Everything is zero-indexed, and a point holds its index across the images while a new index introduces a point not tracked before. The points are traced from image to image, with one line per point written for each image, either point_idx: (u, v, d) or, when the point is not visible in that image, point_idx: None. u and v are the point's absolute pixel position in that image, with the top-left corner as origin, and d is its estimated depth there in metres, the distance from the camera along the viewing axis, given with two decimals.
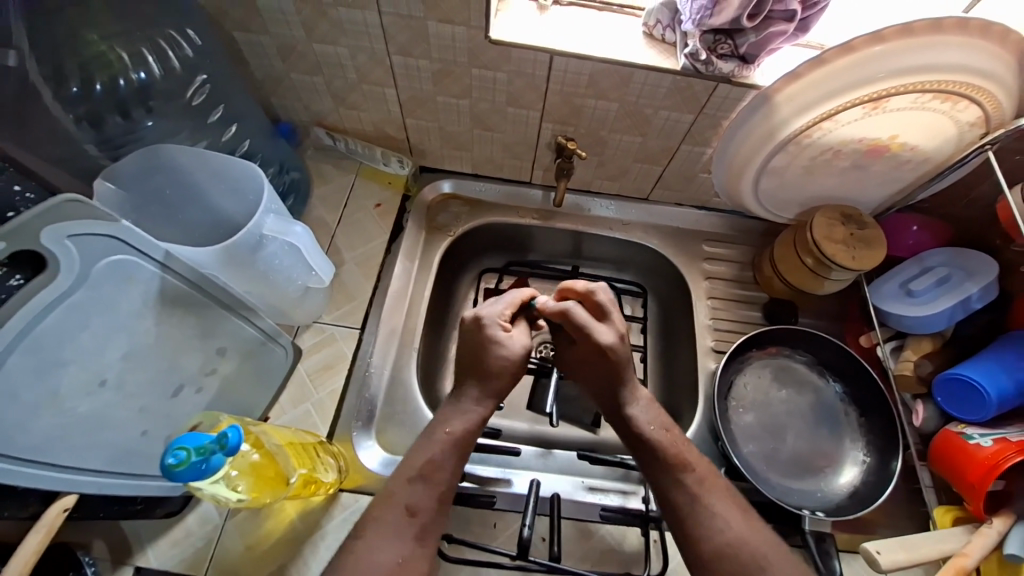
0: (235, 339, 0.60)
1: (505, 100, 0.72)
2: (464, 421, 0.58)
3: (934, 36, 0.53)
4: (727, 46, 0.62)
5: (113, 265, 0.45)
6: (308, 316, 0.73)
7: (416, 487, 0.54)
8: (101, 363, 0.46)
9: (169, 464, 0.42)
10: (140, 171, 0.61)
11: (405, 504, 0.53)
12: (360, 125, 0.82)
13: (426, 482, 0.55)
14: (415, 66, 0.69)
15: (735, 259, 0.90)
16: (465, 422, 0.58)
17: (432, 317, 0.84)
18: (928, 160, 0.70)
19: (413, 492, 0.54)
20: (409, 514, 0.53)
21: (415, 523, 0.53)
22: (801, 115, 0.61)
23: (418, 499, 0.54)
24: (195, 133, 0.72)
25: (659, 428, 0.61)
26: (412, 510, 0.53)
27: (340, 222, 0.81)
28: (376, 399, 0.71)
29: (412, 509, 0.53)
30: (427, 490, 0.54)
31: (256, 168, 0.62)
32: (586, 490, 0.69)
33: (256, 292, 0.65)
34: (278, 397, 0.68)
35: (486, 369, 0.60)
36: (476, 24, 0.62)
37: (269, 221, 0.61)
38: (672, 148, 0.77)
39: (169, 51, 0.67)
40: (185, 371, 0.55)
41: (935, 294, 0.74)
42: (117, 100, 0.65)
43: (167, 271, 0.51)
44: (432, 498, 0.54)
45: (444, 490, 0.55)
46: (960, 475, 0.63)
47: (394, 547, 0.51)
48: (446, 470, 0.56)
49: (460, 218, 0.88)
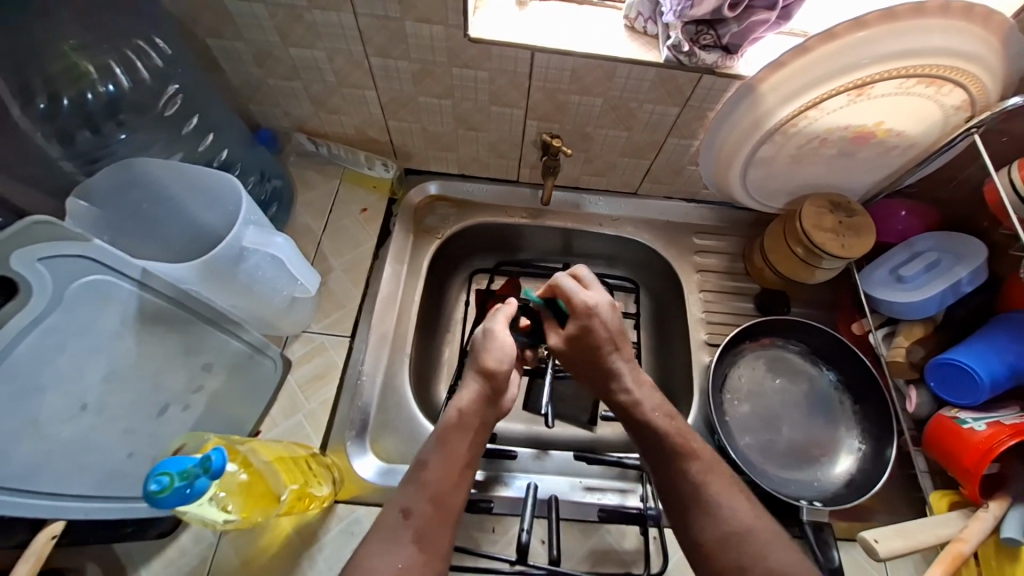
0: (221, 354, 0.59)
1: (488, 98, 0.71)
2: (444, 416, 0.57)
3: (917, 20, 0.52)
4: (709, 37, 0.61)
5: (90, 286, 0.44)
6: (295, 325, 0.70)
7: (410, 489, 0.52)
8: (81, 386, 0.45)
9: (151, 490, 0.40)
10: (115, 187, 0.59)
11: (400, 507, 0.51)
12: (342, 130, 0.80)
13: (417, 484, 0.52)
14: (395, 67, 0.67)
15: (727, 251, 0.90)
16: (445, 420, 0.57)
17: (423, 320, 0.83)
18: (915, 145, 0.69)
19: (407, 495, 0.52)
20: (404, 516, 0.50)
21: (410, 526, 0.50)
22: (786, 104, 0.60)
23: (411, 501, 0.51)
24: (170, 146, 0.71)
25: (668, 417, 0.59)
26: (406, 514, 0.51)
27: (326, 229, 0.80)
28: (369, 407, 0.70)
29: (408, 511, 0.51)
30: (419, 490, 0.52)
31: (235, 179, 0.60)
32: (584, 491, 0.69)
33: (242, 306, 0.63)
34: (269, 411, 0.66)
35: (477, 349, 0.61)
36: (453, 23, 0.60)
37: (250, 232, 0.60)
38: (658, 142, 0.77)
39: (137, 61, 0.65)
40: (170, 390, 0.54)
41: (926, 279, 0.74)
42: (85, 114, 0.63)
43: (146, 289, 0.50)
44: (425, 497, 0.51)
45: (438, 490, 0.52)
46: (955, 459, 0.64)
47: (394, 553, 0.48)
48: (434, 471, 0.53)
49: (448, 220, 0.87)
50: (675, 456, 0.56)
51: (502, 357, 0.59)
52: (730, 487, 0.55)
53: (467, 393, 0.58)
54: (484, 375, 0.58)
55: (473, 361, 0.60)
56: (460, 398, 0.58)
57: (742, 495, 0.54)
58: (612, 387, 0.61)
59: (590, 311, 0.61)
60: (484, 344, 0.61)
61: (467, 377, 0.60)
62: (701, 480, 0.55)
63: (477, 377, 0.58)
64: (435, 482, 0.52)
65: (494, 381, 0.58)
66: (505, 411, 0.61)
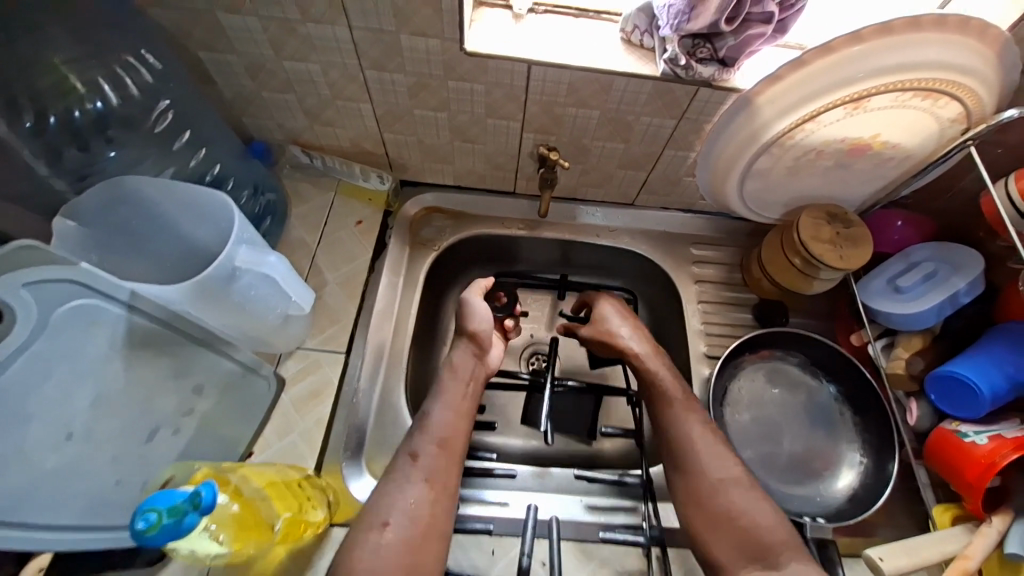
0: (213, 374, 0.58)
1: (484, 111, 0.71)
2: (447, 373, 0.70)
3: (913, 34, 0.52)
4: (706, 50, 0.61)
5: (77, 311, 0.43)
6: (289, 342, 0.69)
7: (416, 437, 0.63)
8: (68, 413, 0.43)
9: (139, 529, 0.39)
10: (103, 206, 0.57)
11: (410, 451, 0.62)
12: (337, 142, 0.79)
13: (424, 432, 0.63)
14: (390, 80, 0.67)
15: (724, 261, 0.90)
16: (446, 377, 0.69)
17: (420, 333, 0.82)
18: (911, 156, 0.69)
19: (415, 441, 0.62)
20: (414, 458, 0.61)
21: (418, 466, 0.60)
22: (783, 117, 0.60)
23: (419, 447, 0.62)
24: (160, 162, 0.69)
25: (674, 381, 0.70)
26: (415, 456, 0.61)
27: (320, 242, 0.79)
28: (366, 424, 0.69)
29: (417, 455, 0.61)
30: (426, 436, 0.63)
31: (228, 198, 0.59)
32: (586, 511, 0.68)
33: (234, 326, 0.61)
34: (262, 431, 0.65)
35: (463, 317, 0.74)
36: (449, 36, 0.60)
37: (242, 252, 0.59)
38: (655, 154, 0.76)
39: (125, 77, 0.64)
40: (161, 413, 0.53)
41: (923, 290, 0.74)
42: (72, 131, 0.61)
43: (134, 312, 0.49)
44: (432, 444, 0.62)
45: (442, 437, 0.63)
46: (958, 473, 0.63)
47: (408, 487, 0.58)
48: (438, 421, 0.64)
49: (445, 232, 0.86)
50: (676, 406, 0.68)
51: (480, 321, 0.72)
52: (713, 439, 0.66)
53: (466, 357, 0.71)
54: (479, 339, 0.72)
55: (462, 329, 0.73)
56: (457, 358, 0.71)
57: (723, 448, 0.65)
58: (621, 351, 0.74)
59: (603, 304, 0.79)
60: (468, 316, 0.73)
61: (459, 343, 0.73)
62: (692, 436, 0.66)
63: (465, 340, 0.72)
64: (440, 430, 0.64)
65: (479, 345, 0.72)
66: (491, 367, 0.73)
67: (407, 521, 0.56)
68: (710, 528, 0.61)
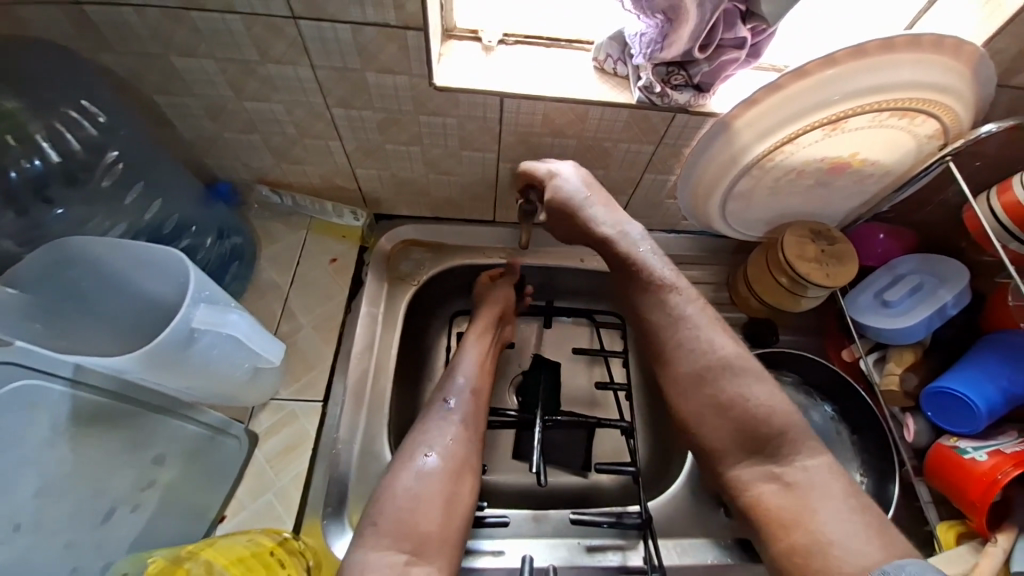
0: (174, 442, 0.56)
1: (458, 144, 0.69)
2: (474, 331, 0.74)
3: (887, 55, 0.52)
4: (681, 77, 0.60)
5: (16, 393, 0.41)
6: (261, 395, 0.65)
7: (449, 386, 0.68)
8: (15, 507, 0.41)
9: None
10: (45, 271, 0.54)
11: (444, 399, 0.66)
12: (307, 179, 0.77)
13: (452, 382, 0.68)
14: (359, 117, 0.64)
15: (709, 281, 0.88)
16: (473, 332, 0.74)
17: (402, 373, 0.78)
18: (890, 172, 0.69)
19: (448, 388, 0.68)
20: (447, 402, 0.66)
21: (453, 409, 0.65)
22: (762, 140, 0.59)
23: (453, 392, 0.67)
24: (112, 216, 0.67)
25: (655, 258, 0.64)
26: (448, 401, 0.66)
27: (294, 283, 0.76)
28: (347, 476, 0.65)
29: (450, 398, 0.66)
30: (462, 384, 0.68)
31: (182, 254, 0.55)
32: (585, 553, 0.65)
33: (197, 385, 0.58)
34: (235, 492, 0.61)
35: (484, 291, 0.79)
36: (417, 72, 0.58)
37: (200, 311, 0.55)
38: (634, 178, 0.75)
39: (67, 133, 0.61)
40: (116, 492, 0.50)
41: (910, 303, 0.73)
42: (8, 195, 0.57)
43: (80, 387, 0.46)
44: (466, 400, 0.67)
45: (475, 389, 0.68)
46: (961, 492, 0.61)
47: (445, 430, 0.63)
48: (472, 368, 0.70)
49: (423, 266, 0.83)
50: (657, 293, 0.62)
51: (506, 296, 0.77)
52: (713, 325, 0.61)
53: (493, 310, 0.76)
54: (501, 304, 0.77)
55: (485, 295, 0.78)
56: (485, 313, 0.76)
57: (724, 333, 0.61)
58: (590, 230, 0.66)
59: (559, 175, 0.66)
60: (488, 290, 0.79)
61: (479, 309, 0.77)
62: (682, 314, 0.61)
63: (489, 301, 0.77)
64: (475, 379, 0.69)
65: (495, 309, 0.76)
66: (507, 337, 0.79)
67: (446, 454, 0.61)
68: (716, 425, 0.58)
